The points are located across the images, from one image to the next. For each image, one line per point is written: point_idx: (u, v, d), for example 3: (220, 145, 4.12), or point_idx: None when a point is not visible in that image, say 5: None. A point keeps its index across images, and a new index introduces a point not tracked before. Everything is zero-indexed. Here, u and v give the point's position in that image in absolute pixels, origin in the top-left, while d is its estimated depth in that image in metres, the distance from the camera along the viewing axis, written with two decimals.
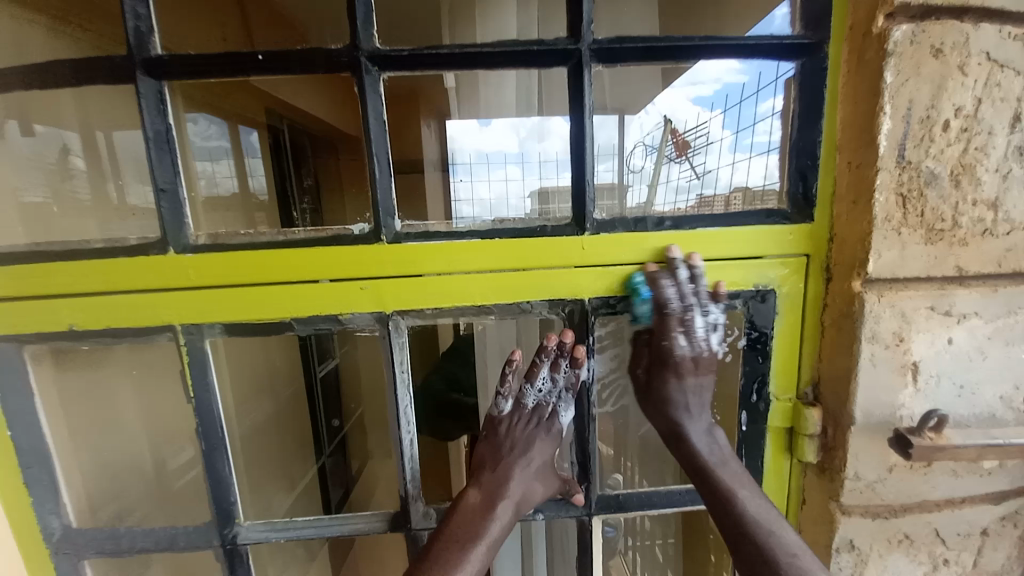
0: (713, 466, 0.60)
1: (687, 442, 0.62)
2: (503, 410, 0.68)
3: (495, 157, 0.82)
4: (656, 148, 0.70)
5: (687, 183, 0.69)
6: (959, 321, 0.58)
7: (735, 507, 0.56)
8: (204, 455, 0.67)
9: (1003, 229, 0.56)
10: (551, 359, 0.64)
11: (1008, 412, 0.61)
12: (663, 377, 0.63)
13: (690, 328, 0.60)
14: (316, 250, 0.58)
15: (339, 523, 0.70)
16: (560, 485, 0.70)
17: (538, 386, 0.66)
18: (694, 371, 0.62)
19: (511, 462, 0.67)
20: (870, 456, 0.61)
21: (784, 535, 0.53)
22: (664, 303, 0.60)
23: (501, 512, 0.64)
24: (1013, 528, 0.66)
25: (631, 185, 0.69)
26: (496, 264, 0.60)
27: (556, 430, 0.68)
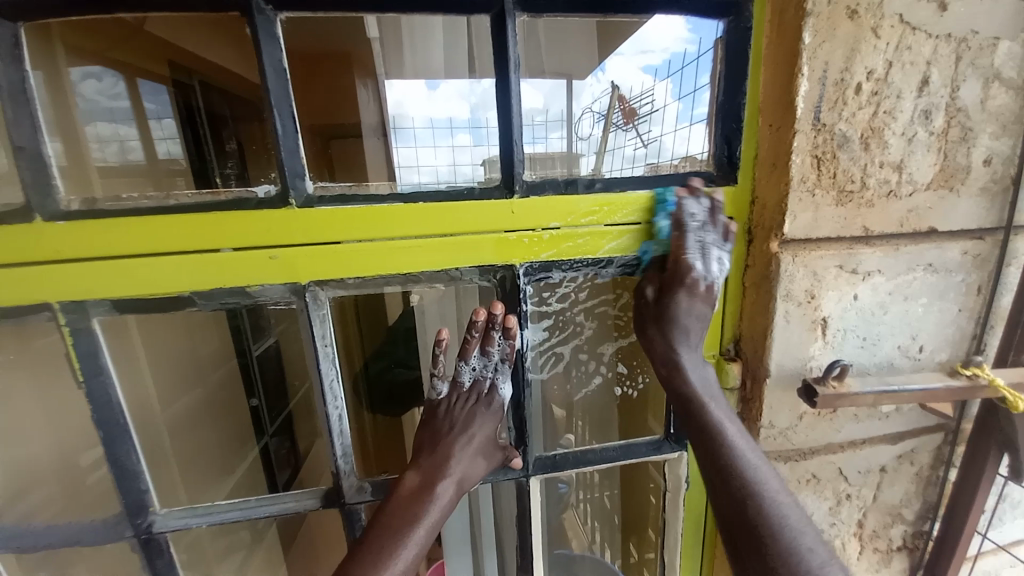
0: (703, 402, 0.57)
1: (680, 376, 0.59)
2: (441, 393, 0.68)
3: (442, 118, 0.72)
4: (604, 114, 0.67)
5: (633, 152, 0.66)
6: (864, 278, 0.62)
7: (721, 442, 0.54)
8: (104, 445, 0.61)
9: (907, 190, 0.59)
10: (483, 333, 0.62)
11: (904, 361, 0.66)
12: (673, 291, 0.60)
13: (710, 253, 0.59)
14: (216, 218, 0.53)
15: (268, 504, 0.67)
16: (498, 458, 0.69)
17: (472, 362, 0.64)
18: (705, 298, 0.60)
19: (450, 442, 0.65)
20: (783, 406, 0.65)
21: (765, 476, 0.51)
22: (684, 219, 0.59)
23: (441, 492, 0.62)
24: (909, 465, 0.74)
25: (581, 153, 0.66)
26: (421, 230, 0.57)
27: (496, 404, 0.67)
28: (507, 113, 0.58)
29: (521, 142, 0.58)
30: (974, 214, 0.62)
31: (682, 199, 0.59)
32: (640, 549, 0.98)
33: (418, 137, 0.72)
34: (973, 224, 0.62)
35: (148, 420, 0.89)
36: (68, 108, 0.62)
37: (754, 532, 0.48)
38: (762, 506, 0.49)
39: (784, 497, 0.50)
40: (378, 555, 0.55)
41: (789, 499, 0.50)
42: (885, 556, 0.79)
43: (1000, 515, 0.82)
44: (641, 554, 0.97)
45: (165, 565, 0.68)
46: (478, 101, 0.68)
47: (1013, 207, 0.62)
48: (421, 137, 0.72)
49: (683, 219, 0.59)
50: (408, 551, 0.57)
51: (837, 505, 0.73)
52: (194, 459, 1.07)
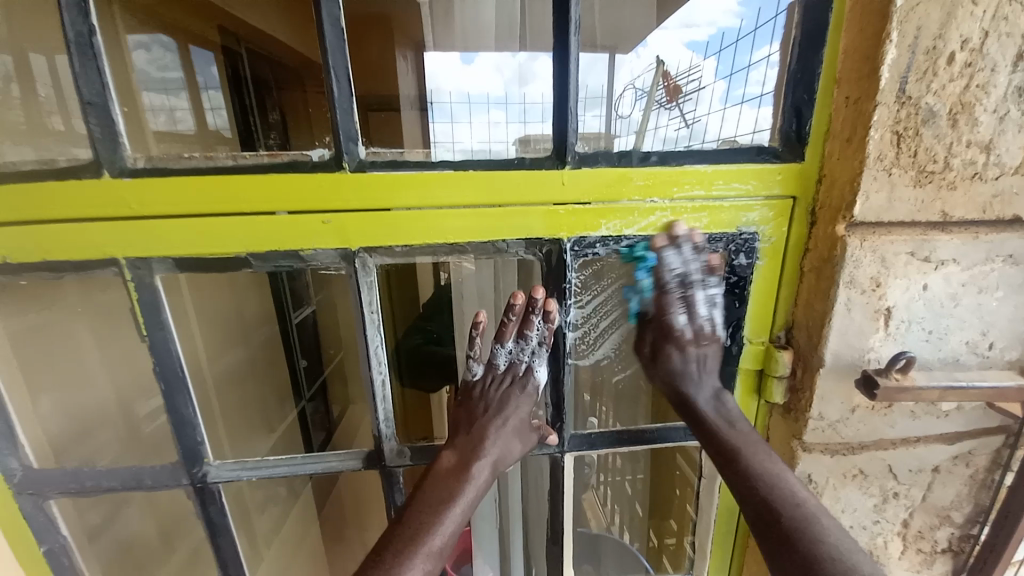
0: (722, 428, 0.60)
1: (693, 406, 0.62)
2: (475, 375, 0.67)
3: (480, 94, 0.71)
4: (646, 92, 0.63)
5: (676, 133, 0.63)
6: (936, 267, 0.58)
7: (742, 462, 0.56)
8: (165, 395, 0.65)
9: (993, 173, 0.55)
10: (521, 316, 0.62)
11: (971, 358, 0.62)
12: (665, 348, 0.64)
13: (693, 304, 0.61)
14: (272, 179, 0.53)
15: (313, 462, 0.69)
16: (531, 440, 0.68)
17: (508, 346, 0.64)
18: (696, 343, 0.63)
19: (486, 423, 0.65)
20: (835, 397, 0.62)
21: (793, 486, 0.53)
22: (664, 280, 0.61)
23: (478, 473, 0.63)
24: (964, 466, 0.70)
25: (619, 135, 0.62)
26: (471, 199, 0.56)
27: (532, 388, 0.66)
28: (563, 80, 0.56)
29: (576, 111, 0.56)
30: None
31: (660, 251, 0.59)
32: (661, 533, 0.97)
33: (455, 112, 0.71)
34: None
35: (197, 377, 0.93)
36: (125, 69, 0.64)
37: (789, 540, 0.48)
38: (793, 513, 0.50)
39: (813, 507, 0.50)
40: (415, 533, 0.57)
41: (819, 509, 0.50)
42: (927, 557, 0.76)
43: None
44: (664, 539, 0.96)
45: (217, 511, 0.72)
46: (518, 75, 0.68)
47: None
48: (457, 112, 0.71)
49: (663, 281, 0.61)
50: (445, 529, 0.58)
51: (882, 502, 0.70)
52: (240, 415, 1.12)
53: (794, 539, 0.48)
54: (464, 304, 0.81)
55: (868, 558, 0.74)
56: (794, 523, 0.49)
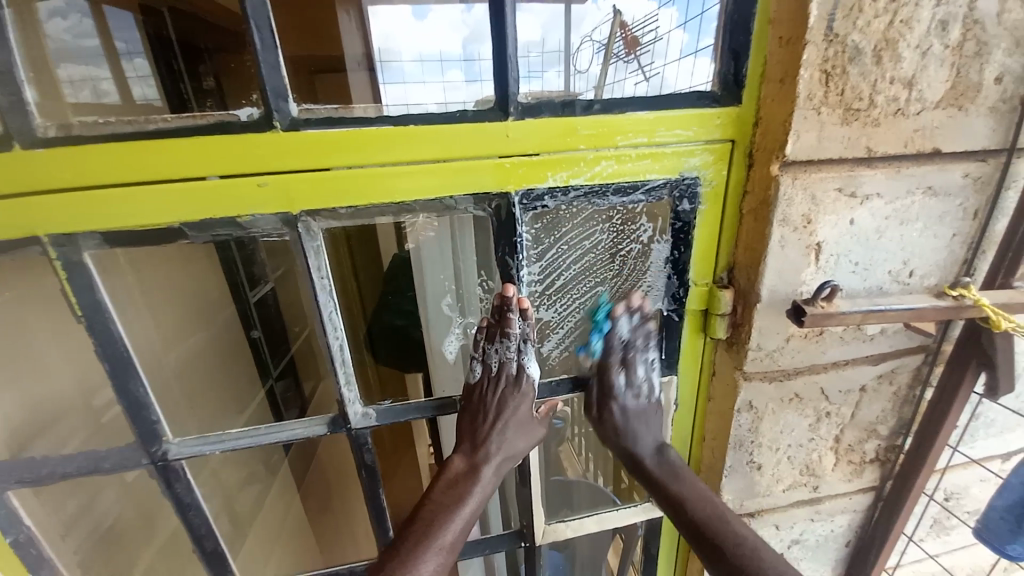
0: (665, 480, 0.67)
1: (641, 462, 0.70)
2: (477, 375, 0.69)
3: (432, 51, 0.66)
4: (604, 44, 0.61)
5: (634, 87, 0.61)
6: (862, 202, 0.61)
7: (685, 512, 0.64)
8: (114, 377, 0.63)
9: (915, 109, 0.57)
10: (501, 314, 0.62)
11: (894, 286, 0.67)
12: (605, 403, 0.70)
13: (631, 366, 0.69)
14: (199, 142, 0.50)
15: (277, 432, 0.70)
16: (535, 435, 0.70)
17: (497, 346, 0.64)
18: (635, 401, 0.70)
19: (490, 428, 0.67)
20: (773, 329, 0.67)
21: (736, 525, 0.60)
22: (613, 343, 0.69)
23: (487, 476, 0.66)
24: (889, 385, 0.77)
25: (580, 90, 0.60)
26: (414, 156, 0.55)
27: (527, 384, 0.68)
28: (502, 26, 0.54)
29: (516, 59, 0.55)
30: (982, 132, 0.60)
31: (615, 315, 0.67)
32: (631, 473, 1.00)
33: (407, 73, 0.66)
34: (980, 143, 0.61)
35: (155, 363, 0.91)
36: (34, 28, 0.58)
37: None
38: (734, 550, 0.58)
39: (755, 540, 0.58)
40: (421, 541, 0.59)
41: (760, 542, 0.58)
42: (858, 468, 0.84)
43: (973, 433, 0.87)
44: (635, 479, 0.99)
45: (184, 489, 0.73)
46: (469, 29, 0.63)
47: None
48: (410, 72, 0.65)
49: (612, 344, 0.69)
50: (453, 533, 0.61)
51: (817, 422, 0.77)
52: (204, 396, 1.10)
53: (737, 572, 0.56)
54: (425, 272, 0.78)
55: (806, 473, 0.82)
56: (737, 562, 0.57)
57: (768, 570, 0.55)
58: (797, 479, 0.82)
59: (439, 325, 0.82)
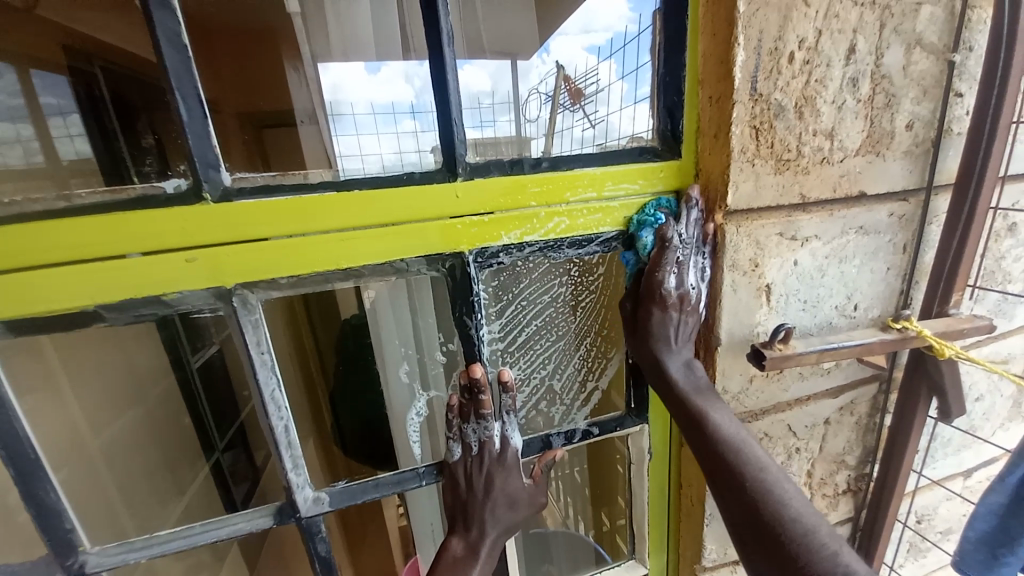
0: (688, 394, 0.59)
1: (664, 371, 0.61)
2: (456, 455, 0.63)
3: (384, 102, 0.64)
4: (551, 96, 0.65)
5: (582, 133, 0.64)
6: (803, 244, 0.64)
7: (707, 425, 0.57)
8: (17, 483, 0.55)
9: (838, 156, 0.61)
10: (479, 394, 0.58)
11: (842, 320, 0.70)
12: (649, 313, 0.61)
13: (684, 269, 0.60)
14: (119, 218, 0.46)
15: (215, 529, 0.61)
16: (528, 506, 0.65)
17: (475, 424, 0.61)
18: (679, 308, 0.61)
19: (483, 508, 0.63)
20: (735, 371, 0.67)
21: (756, 452, 0.56)
22: (666, 237, 0.59)
23: (486, 558, 0.62)
24: (850, 415, 0.79)
25: (532, 136, 0.63)
26: (359, 221, 0.52)
27: (511, 456, 0.64)
28: (444, 90, 0.54)
29: (460, 122, 0.55)
30: (899, 175, 0.65)
31: (663, 229, 0.59)
32: (612, 517, 0.93)
33: (358, 125, 0.64)
34: (900, 184, 0.66)
35: (80, 455, 0.81)
36: None
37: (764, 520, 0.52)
38: (755, 479, 0.54)
39: (776, 472, 0.54)
40: None
41: (780, 473, 0.54)
42: (833, 501, 0.84)
43: (933, 455, 0.89)
44: (615, 521, 0.92)
45: None
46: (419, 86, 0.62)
47: (934, 167, 0.66)
48: (362, 123, 0.64)
49: (665, 237, 0.59)
50: None
51: (788, 459, 0.77)
52: (135, 485, 0.98)
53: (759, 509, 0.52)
54: (383, 336, 0.72)
55: None
56: (757, 493, 0.53)
57: (772, 484, 0.53)
58: None
59: (399, 395, 0.75)
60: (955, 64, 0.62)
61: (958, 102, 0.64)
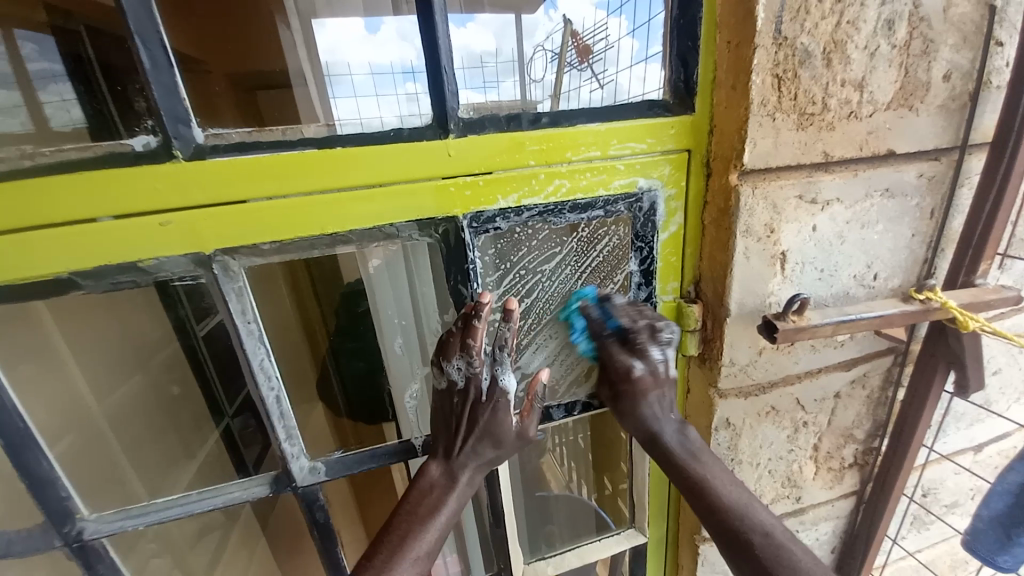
0: (688, 461, 0.55)
1: (659, 443, 0.57)
2: (440, 385, 0.56)
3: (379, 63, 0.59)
4: (557, 54, 0.57)
5: (589, 95, 0.57)
6: (823, 207, 0.59)
7: (710, 493, 0.53)
8: (9, 453, 0.54)
9: (867, 110, 0.56)
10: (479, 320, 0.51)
11: (860, 290, 0.66)
12: (633, 401, 0.58)
13: (648, 346, 0.57)
14: (86, 180, 0.43)
15: (212, 496, 0.61)
16: (513, 451, 0.59)
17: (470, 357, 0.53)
18: (656, 387, 0.57)
19: (461, 438, 0.57)
20: (744, 343, 0.64)
21: (760, 515, 0.51)
22: (602, 331, 0.59)
23: (460, 495, 0.57)
24: (861, 388, 0.76)
25: (536, 100, 0.56)
26: (343, 181, 0.49)
27: (503, 400, 0.56)
28: (431, 39, 0.49)
29: (451, 71, 0.50)
30: (931, 132, 0.60)
31: (586, 309, 0.61)
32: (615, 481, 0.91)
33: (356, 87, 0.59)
34: (931, 143, 0.60)
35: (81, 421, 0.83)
36: None
37: None
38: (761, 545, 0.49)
39: (782, 534, 0.49)
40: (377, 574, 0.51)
41: (787, 534, 0.49)
42: (838, 474, 0.82)
43: (945, 428, 0.86)
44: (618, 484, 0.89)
45: (108, 569, 0.63)
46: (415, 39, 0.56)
47: (970, 124, 0.60)
48: (361, 85, 0.58)
49: (600, 331, 0.60)
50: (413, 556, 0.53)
51: (795, 433, 0.75)
52: (160, 438, 1.01)
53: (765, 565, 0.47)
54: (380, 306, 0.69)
55: (788, 485, 0.79)
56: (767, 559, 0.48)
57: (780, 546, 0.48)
58: (780, 492, 0.79)
59: (399, 369, 0.73)
60: (997, 9, 0.56)
61: (998, 52, 0.58)
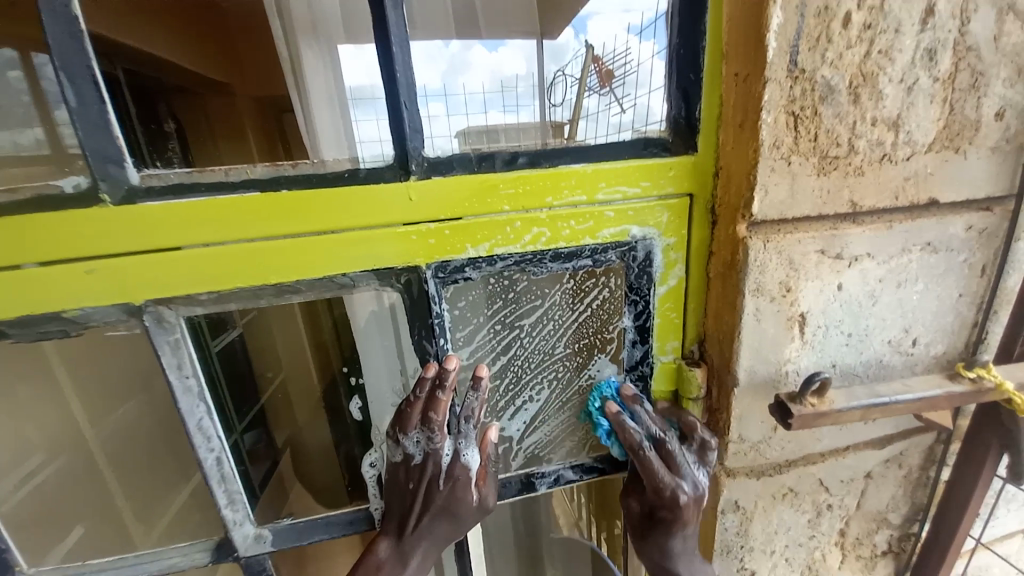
0: None
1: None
2: (394, 458, 0.51)
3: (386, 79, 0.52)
4: (577, 78, 0.54)
5: (618, 117, 0.52)
6: (850, 264, 0.51)
7: None
8: None
9: (903, 153, 0.48)
10: (439, 391, 0.48)
11: (895, 358, 0.56)
12: (667, 529, 0.52)
13: (676, 462, 0.51)
14: (5, 224, 0.39)
15: (147, 561, 0.55)
16: (473, 524, 0.53)
17: (423, 430, 0.49)
18: (696, 514, 0.52)
19: (415, 516, 0.52)
20: (755, 416, 0.55)
21: None
22: (632, 442, 0.51)
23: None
24: (897, 469, 0.65)
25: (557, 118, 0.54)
26: (288, 228, 0.44)
27: (461, 479, 0.51)
28: (391, 72, 0.44)
29: (413, 108, 0.44)
30: (981, 178, 0.51)
31: (620, 421, 0.51)
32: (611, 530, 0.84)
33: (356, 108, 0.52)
34: (980, 191, 0.51)
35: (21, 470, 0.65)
36: None
37: None
38: None
39: None
40: None
41: None
42: (869, 563, 0.70)
43: (1000, 513, 0.74)
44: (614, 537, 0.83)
45: None
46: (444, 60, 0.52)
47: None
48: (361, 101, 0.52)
49: (627, 440, 0.51)
50: None
51: (817, 517, 0.64)
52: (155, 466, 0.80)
53: None
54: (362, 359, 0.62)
55: None
56: None
57: None
58: None
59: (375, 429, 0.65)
60: None
61: None
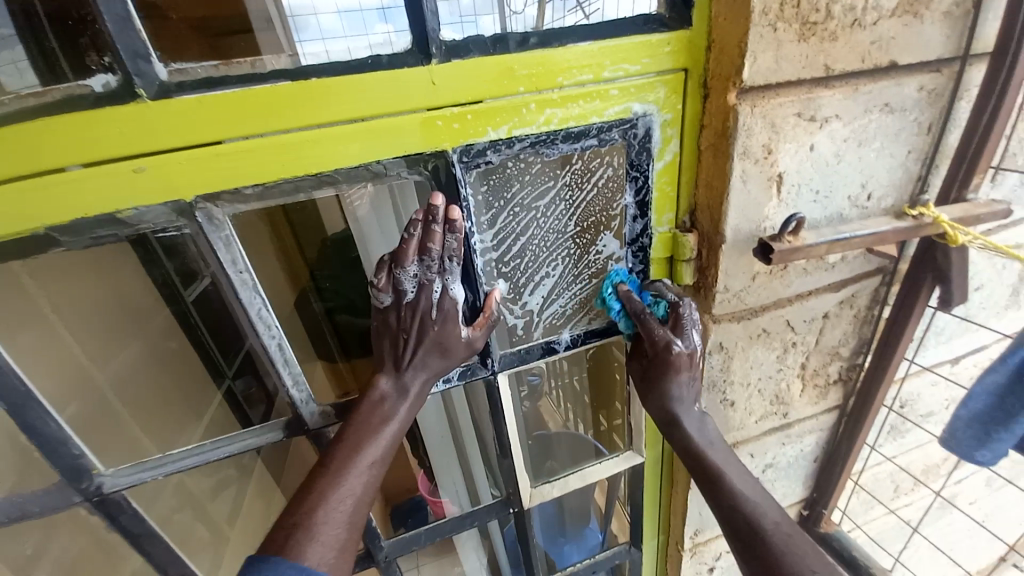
0: (705, 454, 0.61)
1: (681, 433, 0.63)
2: (385, 302, 0.56)
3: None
4: None
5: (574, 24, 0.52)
6: (821, 126, 0.58)
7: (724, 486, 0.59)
8: (15, 413, 0.55)
9: (872, 18, 0.53)
10: (425, 227, 0.52)
11: (853, 211, 0.65)
12: (664, 375, 0.63)
13: (683, 326, 0.62)
14: (49, 125, 0.40)
15: (226, 444, 0.63)
16: (462, 360, 0.60)
17: (413, 265, 0.53)
18: (689, 367, 0.63)
19: (409, 352, 0.58)
20: (738, 269, 0.64)
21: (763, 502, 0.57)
22: (637, 309, 0.64)
23: (401, 414, 0.58)
24: (849, 309, 0.78)
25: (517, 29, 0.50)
26: (322, 117, 0.46)
27: (449, 312, 0.57)
28: None
29: None
30: (935, 40, 0.57)
31: (628, 297, 0.64)
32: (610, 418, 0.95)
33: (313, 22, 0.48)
34: (933, 52, 0.58)
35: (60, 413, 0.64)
36: None
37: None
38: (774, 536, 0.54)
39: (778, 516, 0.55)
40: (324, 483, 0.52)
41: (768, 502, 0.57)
42: (823, 390, 0.86)
43: (926, 342, 0.90)
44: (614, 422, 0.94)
45: (131, 519, 0.66)
46: None
47: (973, 32, 0.58)
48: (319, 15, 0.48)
49: (635, 309, 0.64)
50: (356, 475, 0.54)
51: (784, 353, 0.77)
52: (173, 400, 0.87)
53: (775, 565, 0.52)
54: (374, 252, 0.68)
55: (776, 402, 0.83)
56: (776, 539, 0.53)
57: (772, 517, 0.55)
58: (768, 409, 0.83)
59: None
60: None
61: None
